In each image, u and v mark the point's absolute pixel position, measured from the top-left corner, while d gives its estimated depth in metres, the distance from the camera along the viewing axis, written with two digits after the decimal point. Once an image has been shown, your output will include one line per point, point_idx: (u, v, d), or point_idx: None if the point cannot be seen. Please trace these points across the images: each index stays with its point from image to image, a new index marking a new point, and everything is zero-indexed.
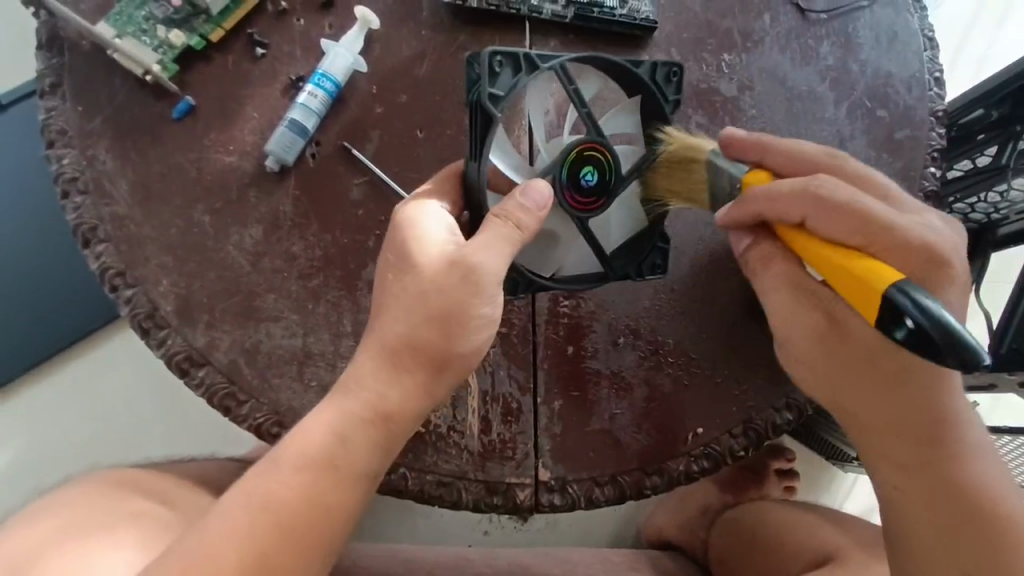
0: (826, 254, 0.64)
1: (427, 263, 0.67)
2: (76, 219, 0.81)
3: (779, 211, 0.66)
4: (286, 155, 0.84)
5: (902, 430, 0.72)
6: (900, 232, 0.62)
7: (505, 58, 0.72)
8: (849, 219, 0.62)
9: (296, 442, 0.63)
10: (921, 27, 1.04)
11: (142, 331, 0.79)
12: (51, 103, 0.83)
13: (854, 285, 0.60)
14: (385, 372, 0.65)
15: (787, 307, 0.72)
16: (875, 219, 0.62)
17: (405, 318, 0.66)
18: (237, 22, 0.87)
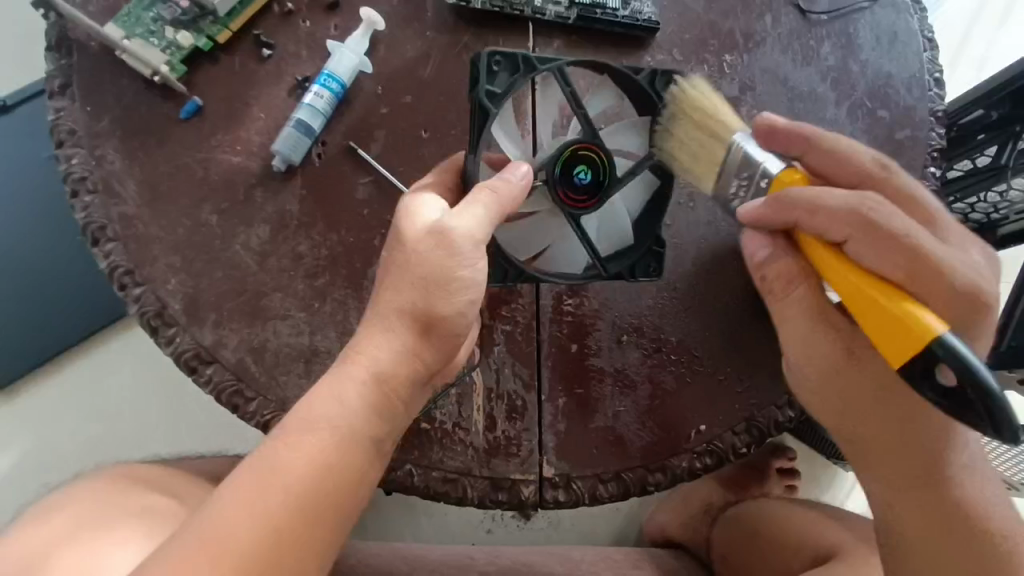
0: (862, 281, 0.61)
1: (410, 232, 0.68)
2: (85, 218, 0.81)
3: (820, 225, 0.63)
4: (293, 155, 0.84)
5: (903, 450, 0.72)
6: (954, 274, 0.62)
7: (505, 57, 0.73)
8: (895, 254, 0.60)
9: (303, 413, 0.63)
10: (921, 28, 1.05)
11: (151, 329, 0.80)
12: (61, 103, 0.84)
13: (889, 321, 0.58)
14: (382, 338, 0.66)
15: (802, 333, 0.71)
16: (926, 254, 0.61)
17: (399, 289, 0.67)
18: (244, 23, 0.88)
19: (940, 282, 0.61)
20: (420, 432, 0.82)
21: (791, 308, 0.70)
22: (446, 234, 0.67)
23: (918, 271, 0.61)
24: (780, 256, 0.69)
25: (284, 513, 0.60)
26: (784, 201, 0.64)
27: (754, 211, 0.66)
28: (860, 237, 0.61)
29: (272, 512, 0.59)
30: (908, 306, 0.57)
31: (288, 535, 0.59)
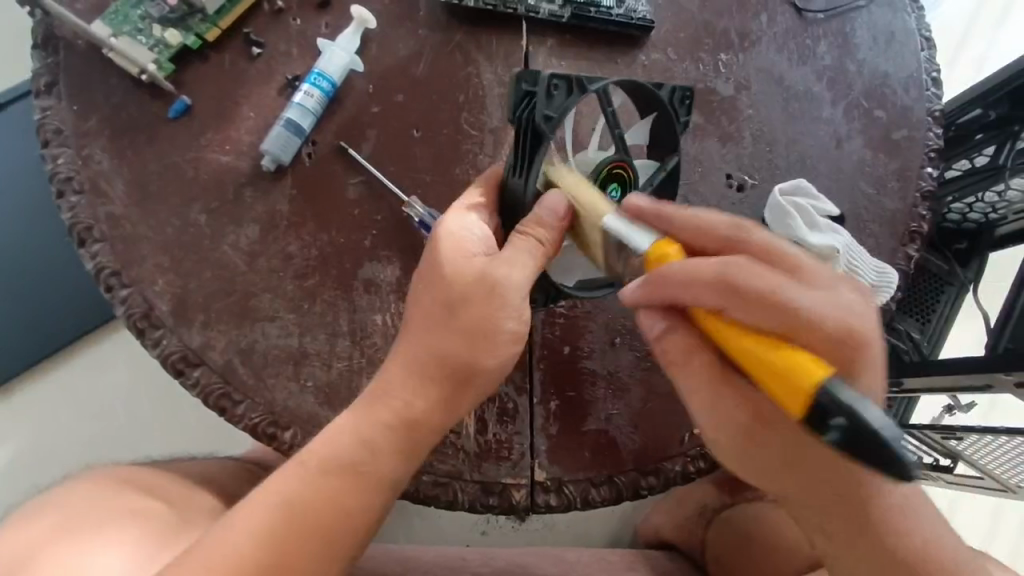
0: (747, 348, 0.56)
1: (454, 274, 0.67)
2: (72, 218, 0.81)
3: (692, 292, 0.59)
4: (282, 155, 0.84)
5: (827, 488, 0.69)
6: (820, 317, 0.59)
7: (555, 80, 0.71)
8: (770, 308, 0.57)
9: (324, 447, 0.65)
10: (918, 27, 1.04)
11: (138, 331, 0.79)
12: (47, 102, 0.83)
13: (776, 381, 0.54)
14: (413, 382, 0.68)
15: (706, 395, 0.66)
16: (799, 311, 0.58)
17: (430, 330, 0.68)
18: (233, 21, 0.87)
19: (824, 334, 0.59)
20: None
21: (692, 379, 0.65)
22: (488, 279, 0.67)
23: (796, 326, 0.57)
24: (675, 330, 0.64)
25: (295, 541, 0.62)
26: (662, 278, 0.60)
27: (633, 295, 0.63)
28: (738, 296, 0.57)
29: (275, 535, 0.62)
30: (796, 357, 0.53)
31: (300, 565, 0.62)
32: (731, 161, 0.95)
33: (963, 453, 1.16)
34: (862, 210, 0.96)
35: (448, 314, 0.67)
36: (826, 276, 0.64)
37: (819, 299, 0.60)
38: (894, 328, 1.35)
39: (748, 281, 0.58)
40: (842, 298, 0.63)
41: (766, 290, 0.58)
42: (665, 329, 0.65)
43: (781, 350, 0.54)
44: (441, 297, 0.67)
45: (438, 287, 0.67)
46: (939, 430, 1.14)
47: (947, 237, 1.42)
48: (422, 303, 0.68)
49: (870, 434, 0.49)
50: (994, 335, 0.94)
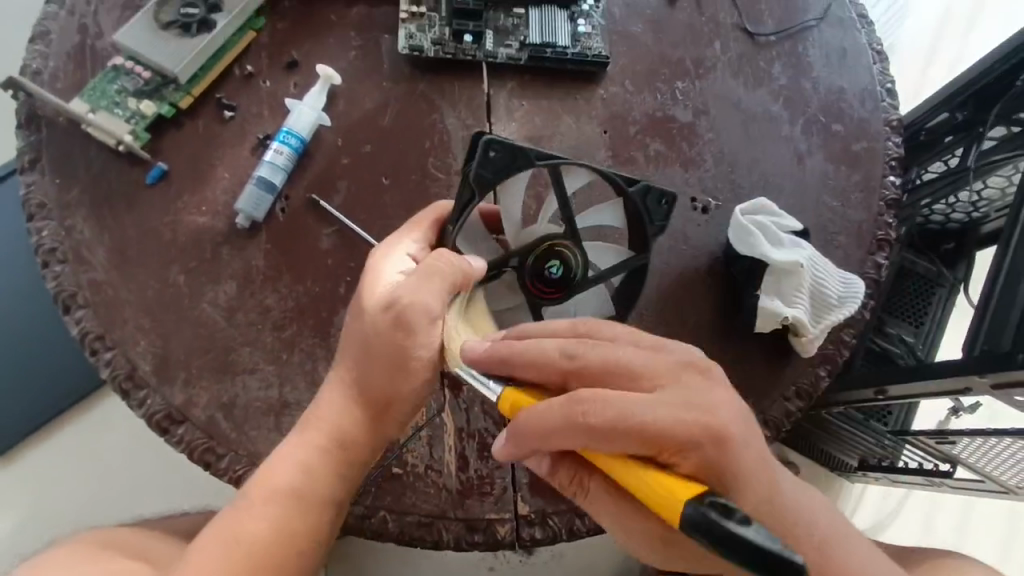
0: (629, 472, 0.58)
1: (371, 304, 0.71)
2: (57, 287, 0.84)
3: (558, 442, 0.59)
4: (255, 212, 0.87)
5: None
6: (666, 421, 0.59)
7: (486, 146, 0.74)
8: (618, 437, 0.58)
9: (265, 480, 0.70)
10: (869, 42, 1.07)
11: (122, 392, 0.82)
12: (31, 178, 0.87)
13: (659, 498, 0.56)
14: (346, 409, 0.72)
15: (618, 523, 0.68)
16: (645, 423, 0.58)
17: (353, 362, 0.72)
18: (205, 88, 0.92)
19: (677, 437, 0.58)
20: (392, 476, 0.82)
21: (601, 505, 0.67)
22: (398, 304, 0.70)
23: (652, 439, 0.58)
24: (557, 467, 0.67)
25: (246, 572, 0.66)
26: (521, 432, 0.60)
27: (502, 452, 0.63)
28: (577, 383, 0.63)
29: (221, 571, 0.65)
30: (655, 479, 0.57)
31: None
32: (694, 185, 0.97)
33: (960, 456, 1.15)
34: (827, 223, 0.98)
35: (367, 342, 0.71)
36: (678, 360, 0.65)
37: (664, 404, 0.60)
38: (886, 333, 1.34)
39: (598, 415, 0.58)
40: (693, 382, 0.64)
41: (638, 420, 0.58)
42: (550, 466, 0.67)
43: (623, 463, 0.58)
44: (360, 331, 0.72)
45: (358, 321, 0.72)
46: (932, 434, 1.14)
47: (932, 240, 1.43)
48: (348, 335, 0.73)
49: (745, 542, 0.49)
50: (969, 343, 0.94)
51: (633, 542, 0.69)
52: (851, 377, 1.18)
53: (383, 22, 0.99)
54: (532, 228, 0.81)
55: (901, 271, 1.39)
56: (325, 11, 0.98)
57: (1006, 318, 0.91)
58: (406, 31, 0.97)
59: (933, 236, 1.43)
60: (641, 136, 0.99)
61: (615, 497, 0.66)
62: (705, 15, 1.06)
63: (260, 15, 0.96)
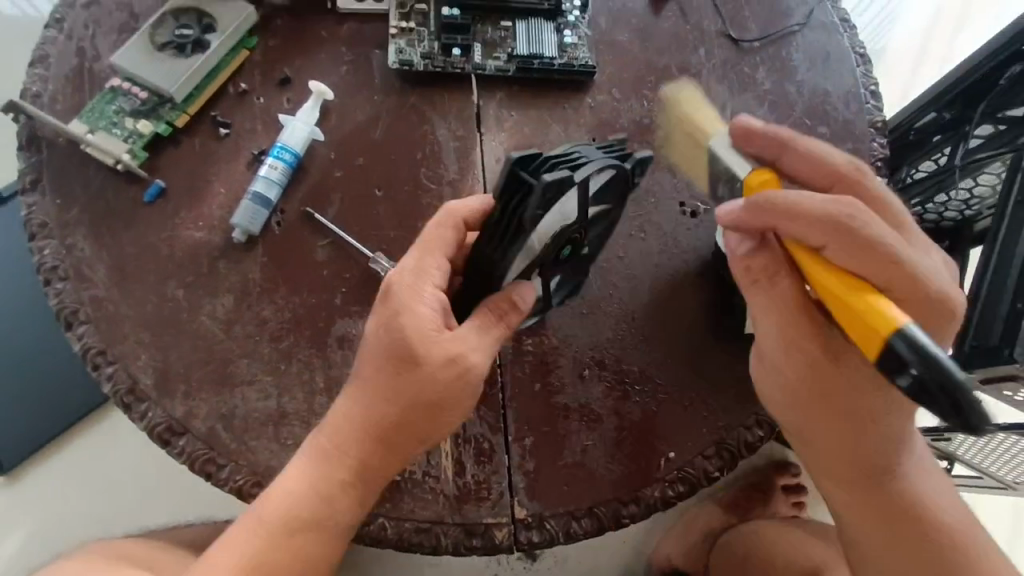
0: (842, 279, 0.65)
1: (399, 349, 0.72)
2: (58, 304, 0.86)
3: (800, 229, 0.66)
4: (251, 226, 0.89)
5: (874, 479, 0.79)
6: (929, 276, 0.67)
7: (522, 174, 0.69)
8: (871, 254, 0.65)
9: (278, 503, 0.74)
10: (852, 45, 1.09)
11: (123, 406, 0.83)
12: (32, 198, 0.89)
13: (847, 314, 0.63)
14: (362, 445, 0.74)
15: (788, 333, 0.73)
16: (892, 252, 0.66)
17: (370, 398, 0.74)
18: (201, 106, 0.94)
19: (910, 275, 0.66)
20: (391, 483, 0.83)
21: (765, 309, 0.73)
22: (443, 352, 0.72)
23: (881, 275, 0.66)
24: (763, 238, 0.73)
25: None
26: (763, 205, 0.67)
27: (733, 215, 0.69)
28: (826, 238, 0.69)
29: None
30: (867, 295, 0.63)
31: None
32: (683, 189, 0.99)
33: (957, 453, 1.16)
34: None
35: (385, 388, 0.73)
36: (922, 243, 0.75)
37: (924, 261, 0.69)
38: None
39: (863, 227, 0.66)
40: (933, 258, 0.72)
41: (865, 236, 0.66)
42: (752, 248, 0.74)
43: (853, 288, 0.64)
44: (380, 372, 0.73)
45: (382, 363, 0.73)
46: (930, 431, 1.15)
47: (928, 238, 1.42)
48: (363, 369, 0.74)
49: (950, 379, 0.55)
50: (959, 337, 0.94)
51: (776, 369, 0.77)
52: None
53: (373, 37, 1.01)
54: (546, 222, 0.71)
55: None
56: (316, 28, 1.00)
57: (995, 311, 0.91)
58: (396, 45, 0.99)
59: (928, 234, 1.42)
60: (629, 142, 1.00)
61: (810, 308, 0.72)
62: (689, 22, 1.07)
63: (253, 34, 0.99)
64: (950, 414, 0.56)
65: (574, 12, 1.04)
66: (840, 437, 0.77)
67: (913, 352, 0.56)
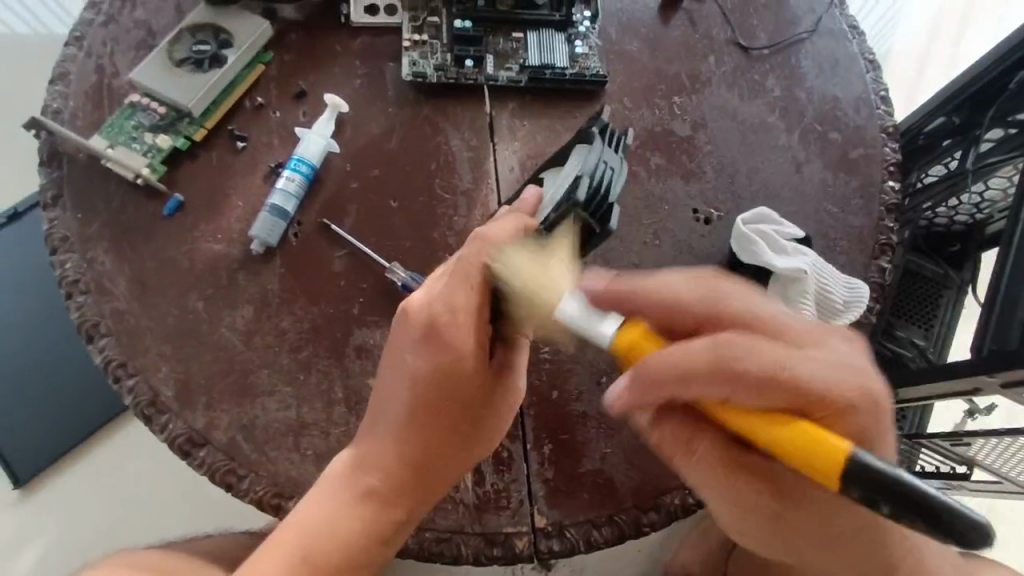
0: (760, 427, 0.58)
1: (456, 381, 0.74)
2: (80, 317, 0.87)
3: (729, 359, 0.58)
4: (269, 238, 0.90)
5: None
6: (830, 384, 0.59)
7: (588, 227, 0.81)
8: (774, 390, 0.58)
9: (328, 530, 0.75)
10: (860, 51, 1.09)
11: (145, 418, 0.84)
12: (54, 213, 0.90)
13: (806, 458, 0.56)
14: (389, 478, 0.76)
15: (710, 479, 0.66)
16: (793, 375, 0.58)
17: (420, 423, 0.75)
18: (218, 121, 0.95)
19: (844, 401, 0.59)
20: None
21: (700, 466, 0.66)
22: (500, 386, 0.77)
23: (804, 395, 0.58)
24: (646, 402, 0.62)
25: None
26: (644, 375, 0.60)
27: (623, 398, 0.61)
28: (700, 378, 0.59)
29: None
30: (797, 427, 0.57)
31: None
32: (696, 197, 0.99)
33: (975, 458, 1.15)
34: (828, 228, 0.99)
35: (419, 424, 0.75)
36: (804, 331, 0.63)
37: (816, 363, 0.60)
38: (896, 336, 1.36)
39: (751, 361, 0.58)
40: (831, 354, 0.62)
41: (825, 395, 0.59)
42: (658, 415, 0.67)
43: (795, 428, 0.57)
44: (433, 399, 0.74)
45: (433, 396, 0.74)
46: (947, 437, 1.14)
47: (939, 242, 1.40)
48: (393, 402, 0.75)
49: (935, 503, 0.52)
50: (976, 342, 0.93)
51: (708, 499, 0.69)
52: None
53: (386, 50, 1.02)
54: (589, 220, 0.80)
55: (907, 274, 1.40)
56: (331, 42, 1.02)
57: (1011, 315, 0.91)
58: (409, 58, 1.00)
59: (938, 239, 1.40)
60: (641, 150, 1.01)
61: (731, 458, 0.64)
62: (698, 31, 1.08)
63: (268, 49, 1.00)
64: (945, 534, 0.53)
65: (584, 22, 1.05)
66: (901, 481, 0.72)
67: (864, 491, 0.55)
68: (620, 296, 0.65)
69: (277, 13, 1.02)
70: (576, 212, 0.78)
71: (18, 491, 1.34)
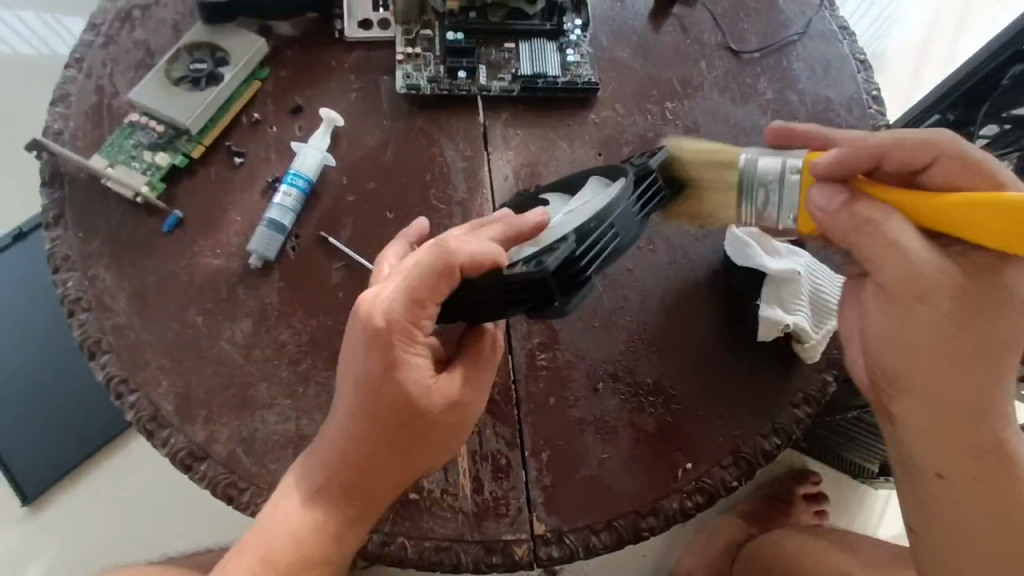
0: (948, 204, 0.69)
1: (399, 390, 0.73)
2: (82, 334, 0.88)
3: (908, 155, 0.73)
4: (267, 252, 0.91)
5: (986, 456, 0.77)
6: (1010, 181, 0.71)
7: (550, 301, 0.74)
8: (968, 170, 0.71)
9: (290, 528, 0.76)
10: (851, 52, 1.10)
11: (146, 433, 0.85)
12: (56, 232, 0.92)
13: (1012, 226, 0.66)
14: (343, 486, 0.76)
15: (897, 260, 0.71)
16: (972, 159, 0.71)
17: (371, 427, 0.74)
18: (215, 138, 0.97)
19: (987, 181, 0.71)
20: (409, 502, 0.84)
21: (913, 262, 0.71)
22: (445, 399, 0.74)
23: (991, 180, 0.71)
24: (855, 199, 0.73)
25: None
26: (833, 161, 0.74)
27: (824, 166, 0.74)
28: (895, 154, 0.73)
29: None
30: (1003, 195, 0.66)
31: None
32: None
33: None
34: None
35: (367, 436, 0.74)
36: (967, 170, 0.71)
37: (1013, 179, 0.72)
38: None
39: (946, 169, 0.72)
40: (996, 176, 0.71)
41: (921, 142, 0.72)
42: (846, 199, 0.73)
43: (949, 198, 0.69)
44: (382, 404, 0.73)
45: (381, 403, 0.73)
46: None
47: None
48: (342, 413, 0.75)
49: None
50: None
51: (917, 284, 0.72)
52: None
53: (380, 64, 1.04)
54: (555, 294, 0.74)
55: None
56: (325, 57, 1.03)
57: None
58: (403, 71, 1.02)
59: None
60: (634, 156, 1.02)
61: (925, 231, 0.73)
62: (689, 37, 1.09)
63: (264, 66, 1.01)
64: None
65: (576, 31, 1.06)
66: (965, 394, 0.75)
67: None
68: (786, 135, 0.86)
69: (273, 30, 1.04)
70: (545, 281, 0.72)
71: (26, 508, 1.35)
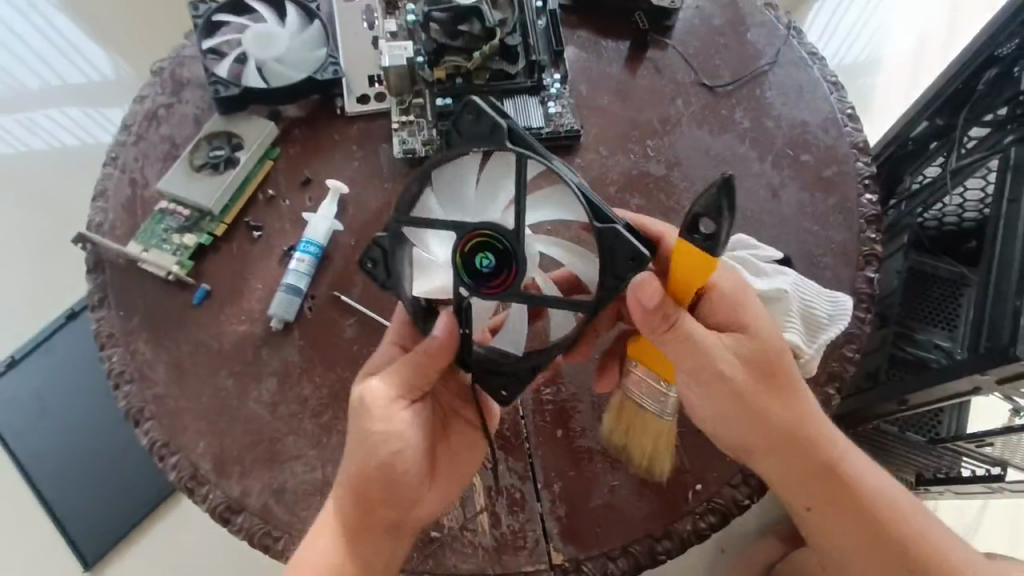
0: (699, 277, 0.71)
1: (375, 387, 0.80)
2: (126, 404, 0.97)
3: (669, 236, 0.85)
4: (286, 314, 0.99)
5: (834, 482, 0.81)
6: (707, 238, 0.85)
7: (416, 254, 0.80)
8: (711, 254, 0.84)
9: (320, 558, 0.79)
10: (822, 75, 1.15)
11: (187, 491, 0.92)
12: (100, 313, 1.02)
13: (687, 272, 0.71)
14: (354, 508, 0.79)
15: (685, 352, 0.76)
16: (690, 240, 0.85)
17: (368, 437, 0.79)
18: (235, 215, 1.07)
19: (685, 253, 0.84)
20: (431, 541, 0.88)
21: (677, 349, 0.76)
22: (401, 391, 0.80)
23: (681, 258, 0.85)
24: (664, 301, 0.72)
25: None
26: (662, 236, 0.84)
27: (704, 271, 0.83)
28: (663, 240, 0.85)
29: None
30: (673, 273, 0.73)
31: None
32: None
33: (1005, 457, 1.19)
34: (810, 247, 1.03)
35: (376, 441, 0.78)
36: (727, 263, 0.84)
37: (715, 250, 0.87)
38: (916, 340, 1.27)
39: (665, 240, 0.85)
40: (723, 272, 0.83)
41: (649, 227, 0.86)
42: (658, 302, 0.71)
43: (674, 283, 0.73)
44: (372, 413, 0.79)
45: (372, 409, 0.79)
46: (970, 438, 1.19)
47: (957, 241, 1.28)
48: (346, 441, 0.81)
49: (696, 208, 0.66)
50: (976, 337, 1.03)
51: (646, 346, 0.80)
52: (897, 383, 1.23)
53: (379, 133, 1.13)
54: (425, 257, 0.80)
55: (920, 276, 1.31)
56: (329, 132, 1.13)
57: (1002, 309, 1.00)
58: (399, 137, 1.11)
59: (952, 237, 1.29)
60: (621, 194, 1.08)
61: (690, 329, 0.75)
62: (665, 78, 1.16)
63: (275, 146, 1.12)
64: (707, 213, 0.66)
65: (554, 85, 1.13)
66: (792, 444, 0.80)
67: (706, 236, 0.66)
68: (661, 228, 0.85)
69: (281, 113, 1.14)
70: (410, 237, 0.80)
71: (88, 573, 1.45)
